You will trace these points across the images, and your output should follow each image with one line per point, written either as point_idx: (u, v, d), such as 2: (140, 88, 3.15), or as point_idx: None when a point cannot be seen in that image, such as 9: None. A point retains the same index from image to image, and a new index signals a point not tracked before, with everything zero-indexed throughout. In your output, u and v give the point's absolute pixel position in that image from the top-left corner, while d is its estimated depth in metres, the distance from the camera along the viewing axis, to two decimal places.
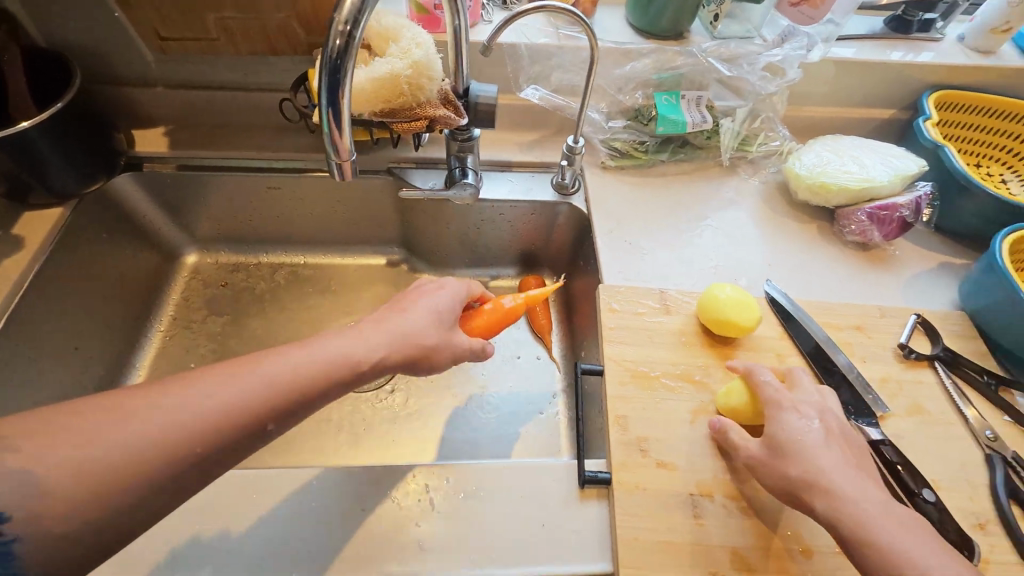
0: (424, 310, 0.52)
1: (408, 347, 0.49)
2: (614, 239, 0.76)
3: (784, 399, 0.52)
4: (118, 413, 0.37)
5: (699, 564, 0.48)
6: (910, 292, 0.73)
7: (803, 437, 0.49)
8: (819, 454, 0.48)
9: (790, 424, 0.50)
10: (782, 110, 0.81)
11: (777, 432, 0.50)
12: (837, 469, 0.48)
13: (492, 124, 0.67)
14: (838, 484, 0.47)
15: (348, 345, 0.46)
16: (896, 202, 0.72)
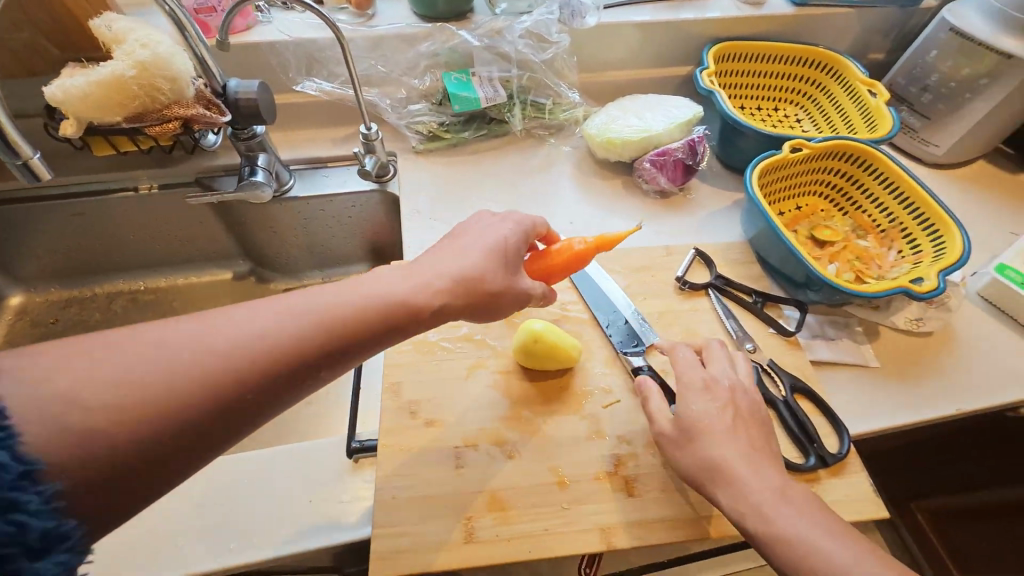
0: (488, 236, 0.49)
1: (474, 275, 0.46)
2: (420, 218, 0.77)
3: (695, 381, 0.50)
4: (97, 351, 0.32)
5: (454, 511, 0.49)
6: (703, 231, 0.78)
7: (712, 425, 0.47)
8: (702, 399, 0.48)
9: (698, 409, 0.48)
10: (573, 76, 0.85)
11: (691, 423, 0.47)
12: (719, 415, 0.47)
13: (262, 119, 0.65)
14: (722, 428, 0.46)
15: (392, 284, 0.42)
16: (671, 146, 0.77)
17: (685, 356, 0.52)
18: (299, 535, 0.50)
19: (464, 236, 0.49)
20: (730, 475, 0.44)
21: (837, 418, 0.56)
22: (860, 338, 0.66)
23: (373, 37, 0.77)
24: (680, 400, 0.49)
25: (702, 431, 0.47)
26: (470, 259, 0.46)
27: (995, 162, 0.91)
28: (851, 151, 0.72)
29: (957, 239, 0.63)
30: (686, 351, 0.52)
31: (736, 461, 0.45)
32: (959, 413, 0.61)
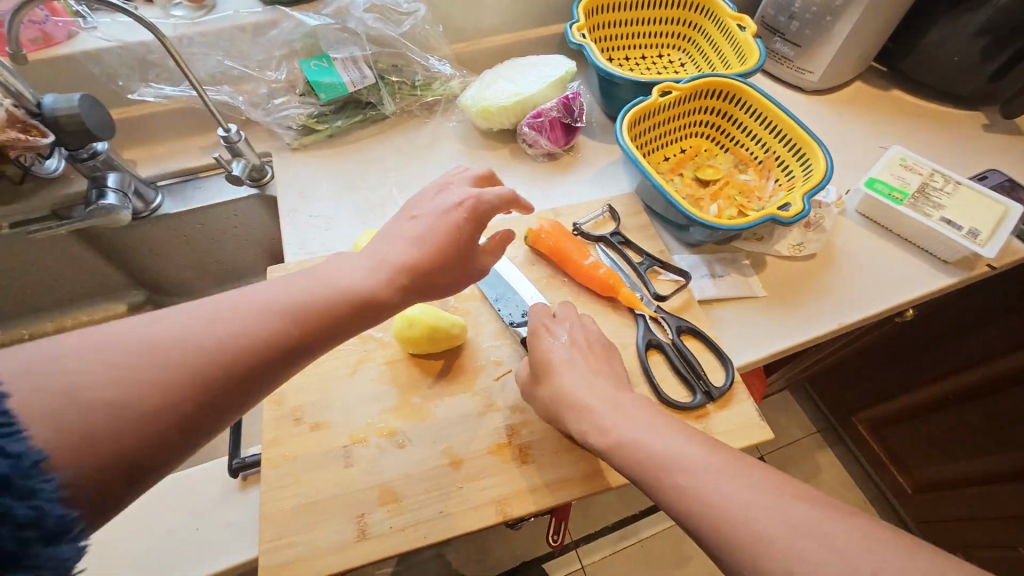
0: (356, 274, 0.44)
1: (348, 306, 0.43)
2: (299, 216, 0.74)
3: (546, 325, 0.54)
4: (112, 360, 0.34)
5: (344, 511, 0.48)
6: (594, 188, 0.77)
7: (562, 356, 0.51)
8: (553, 342, 0.52)
9: (551, 346, 0.52)
10: (442, 47, 0.81)
11: (542, 357, 0.51)
12: (568, 353, 0.51)
13: (98, 134, 0.61)
14: (568, 364, 0.50)
15: (257, 329, 0.39)
16: (545, 107, 0.75)
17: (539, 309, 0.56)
18: (185, 568, 0.48)
19: (331, 273, 0.44)
20: (576, 405, 0.48)
21: (722, 352, 0.57)
22: (746, 271, 0.67)
23: (208, 32, 0.71)
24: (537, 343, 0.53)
25: (551, 371, 0.50)
26: (336, 304, 0.42)
27: (870, 82, 0.94)
28: (720, 88, 0.72)
29: (821, 160, 0.64)
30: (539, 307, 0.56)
31: (582, 390, 0.48)
32: (839, 327, 0.64)
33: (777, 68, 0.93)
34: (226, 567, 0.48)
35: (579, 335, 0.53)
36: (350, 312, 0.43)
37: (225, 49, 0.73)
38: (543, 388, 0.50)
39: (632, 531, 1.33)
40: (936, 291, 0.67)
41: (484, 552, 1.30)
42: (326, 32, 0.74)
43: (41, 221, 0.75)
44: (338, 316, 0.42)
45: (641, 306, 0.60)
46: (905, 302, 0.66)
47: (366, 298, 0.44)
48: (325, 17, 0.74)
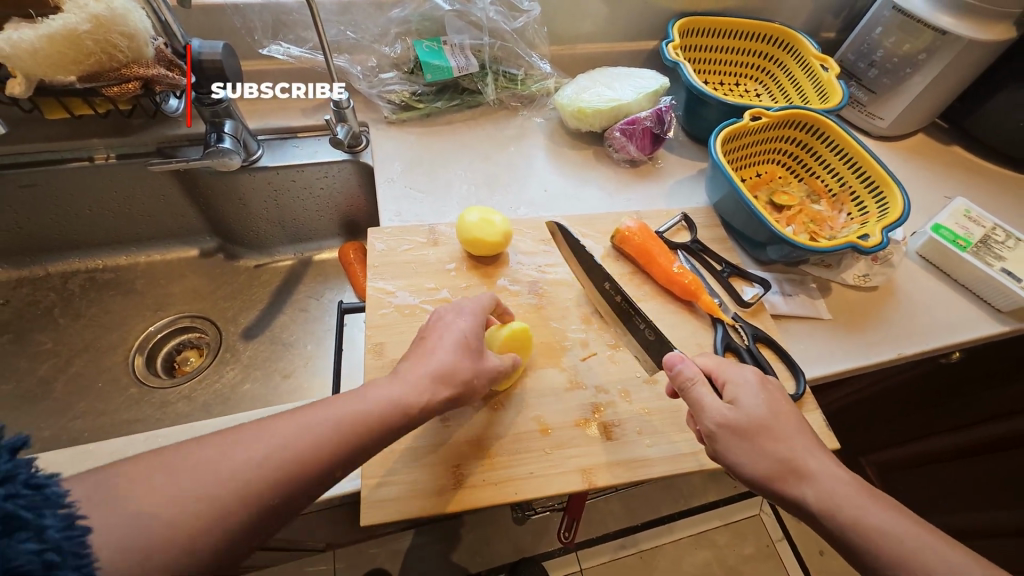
0: (449, 332, 0.50)
1: (453, 368, 0.48)
2: (394, 186, 0.77)
3: (737, 380, 0.51)
4: None
5: (441, 460, 0.51)
6: (673, 196, 0.81)
7: (767, 415, 0.48)
8: (759, 394, 0.49)
9: (753, 401, 0.49)
10: (542, 47, 0.86)
11: (749, 414, 0.48)
12: (775, 409, 0.49)
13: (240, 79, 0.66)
14: (781, 423, 0.48)
15: (390, 390, 0.45)
16: (639, 115, 0.79)
17: (729, 367, 0.52)
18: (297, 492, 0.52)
19: (431, 336, 0.50)
20: (802, 470, 0.45)
21: (796, 364, 0.60)
22: (814, 293, 0.71)
23: (343, 2, 0.77)
24: (737, 395, 0.49)
25: (767, 428, 0.47)
26: (439, 360, 0.48)
27: (931, 136, 0.99)
28: (805, 120, 0.77)
29: (898, 198, 0.68)
30: (724, 364, 0.52)
31: (804, 453, 0.46)
32: (899, 356, 0.67)
33: (848, 111, 0.98)
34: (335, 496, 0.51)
35: (773, 387, 0.51)
36: (452, 368, 0.48)
37: (348, 21, 0.79)
38: (750, 444, 0.47)
39: (634, 540, 1.32)
40: (989, 336, 0.70)
41: (484, 545, 1.28)
42: (450, 19, 0.79)
43: (144, 156, 0.78)
44: (447, 361, 0.48)
45: (720, 314, 0.63)
46: (960, 343, 0.69)
47: (462, 344, 0.49)
48: (449, 4, 0.78)
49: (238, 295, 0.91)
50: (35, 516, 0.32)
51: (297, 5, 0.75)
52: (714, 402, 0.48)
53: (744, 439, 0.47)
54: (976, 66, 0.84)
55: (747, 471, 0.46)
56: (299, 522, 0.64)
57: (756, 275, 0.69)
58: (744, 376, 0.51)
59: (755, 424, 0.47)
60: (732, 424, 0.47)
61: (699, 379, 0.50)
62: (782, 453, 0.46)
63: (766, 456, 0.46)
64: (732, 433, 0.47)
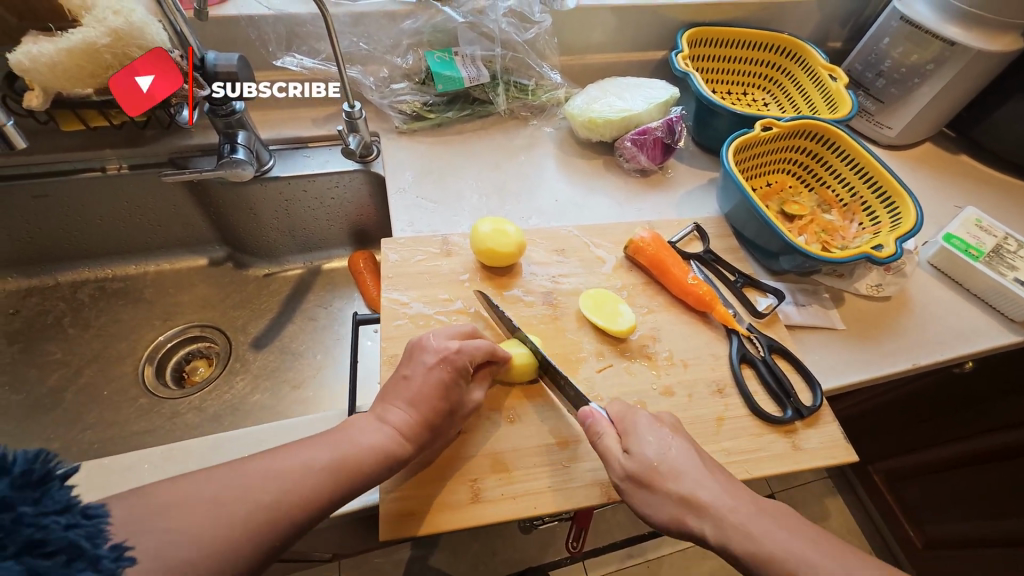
0: (428, 383, 0.49)
1: (429, 408, 0.48)
2: (406, 196, 0.77)
3: (634, 423, 0.49)
4: (194, 506, 0.37)
5: (460, 473, 0.50)
6: (684, 205, 0.81)
7: (663, 455, 0.46)
8: (652, 437, 0.48)
9: (647, 442, 0.47)
10: (552, 57, 0.87)
11: (645, 459, 0.46)
12: (671, 450, 0.47)
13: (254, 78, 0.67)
14: (678, 462, 0.46)
15: (368, 435, 0.46)
16: (650, 125, 0.80)
17: (628, 410, 0.51)
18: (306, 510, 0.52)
19: (412, 381, 0.49)
20: (701, 507, 0.43)
21: (812, 375, 0.60)
22: (827, 303, 0.71)
23: (357, 13, 0.77)
24: (630, 439, 0.48)
25: (663, 469, 0.45)
26: (414, 406, 0.48)
27: (939, 145, 1.00)
28: (815, 130, 0.77)
29: (910, 209, 0.68)
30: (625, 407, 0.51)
31: (699, 486, 0.44)
32: (914, 367, 0.66)
33: (856, 119, 0.99)
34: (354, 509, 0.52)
35: (668, 424, 0.49)
36: (428, 411, 0.48)
37: (361, 32, 0.79)
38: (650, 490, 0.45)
39: (641, 550, 1.31)
40: (1003, 346, 0.70)
41: (490, 555, 1.27)
42: (462, 30, 0.80)
43: (157, 167, 0.78)
44: (423, 416, 0.48)
45: (734, 325, 0.63)
46: (974, 352, 0.69)
47: (440, 403, 0.49)
48: (462, 15, 0.79)
49: (247, 305, 0.91)
50: (92, 546, 0.33)
51: (311, 17, 0.75)
52: (615, 454, 0.48)
53: (645, 490, 0.45)
54: (984, 76, 0.84)
55: (656, 521, 0.45)
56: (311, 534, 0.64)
57: (767, 283, 0.69)
58: (636, 419, 0.49)
59: (650, 471, 0.46)
60: (630, 473, 0.46)
61: (604, 429, 0.49)
62: (680, 494, 0.44)
63: (666, 501, 0.45)
64: (634, 484, 0.46)
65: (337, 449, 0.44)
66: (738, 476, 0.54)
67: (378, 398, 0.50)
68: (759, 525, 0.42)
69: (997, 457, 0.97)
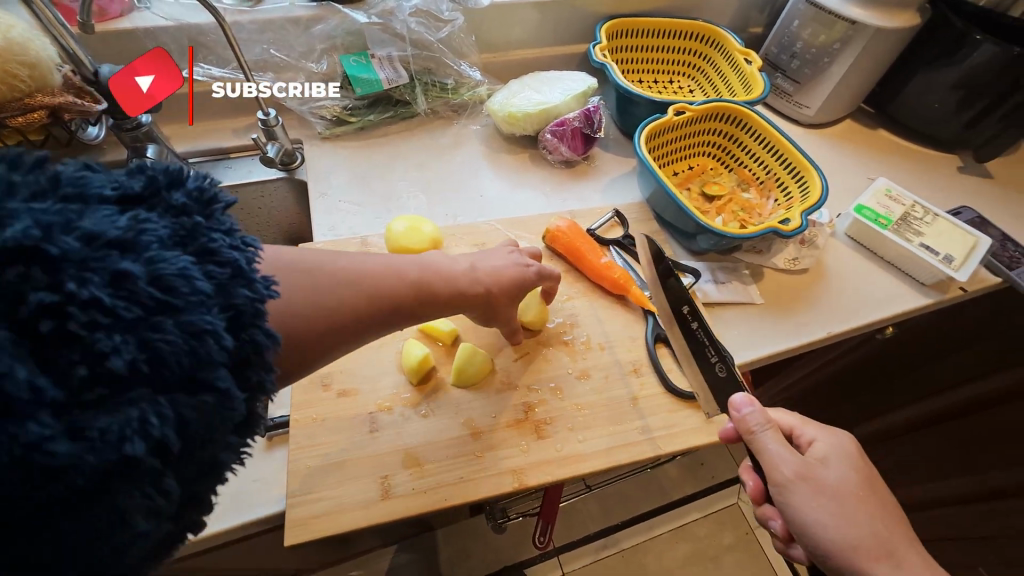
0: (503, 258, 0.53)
1: (511, 274, 0.52)
2: (330, 200, 0.77)
3: (816, 441, 0.50)
4: None
5: (369, 472, 0.50)
6: (608, 193, 0.82)
7: (853, 488, 0.46)
8: (818, 433, 0.50)
9: (840, 473, 0.47)
10: (472, 55, 0.87)
11: (828, 484, 0.46)
12: (864, 482, 0.47)
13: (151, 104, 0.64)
14: (860, 495, 0.46)
15: (452, 269, 0.49)
16: (569, 117, 0.81)
17: (805, 427, 0.51)
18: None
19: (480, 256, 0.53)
20: (894, 553, 0.44)
21: (725, 349, 0.61)
22: (746, 279, 0.72)
23: (261, 20, 0.76)
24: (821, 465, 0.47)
25: (856, 498, 0.46)
26: (500, 264, 0.52)
27: (858, 121, 1.03)
28: (727, 112, 0.79)
29: (817, 182, 0.71)
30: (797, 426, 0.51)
31: (892, 535, 0.45)
32: (829, 335, 0.68)
33: (777, 101, 1.02)
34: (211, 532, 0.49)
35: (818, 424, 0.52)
36: (515, 275, 0.53)
37: (272, 39, 0.78)
38: (837, 517, 0.44)
39: (614, 539, 1.32)
40: (916, 309, 0.72)
41: (463, 558, 1.26)
42: (373, 32, 0.80)
43: None
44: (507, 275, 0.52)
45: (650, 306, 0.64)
46: (888, 318, 0.71)
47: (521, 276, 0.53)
48: (372, 17, 0.79)
49: None
50: None
51: (212, 26, 0.75)
52: (784, 450, 0.47)
53: (816, 501, 0.45)
54: (888, 52, 0.88)
55: (823, 539, 0.44)
56: (241, 549, 0.62)
57: (684, 263, 0.71)
58: (830, 438, 0.50)
59: (844, 492, 0.46)
60: (815, 480, 0.46)
61: (768, 427, 0.48)
62: (869, 526, 0.44)
63: (849, 529, 0.44)
64: (808, 494, 0.45)
65: None
66: (652, 453, 0.55)
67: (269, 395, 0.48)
68: (896, 533, 0.45)
69: (948, 416, 0.99)
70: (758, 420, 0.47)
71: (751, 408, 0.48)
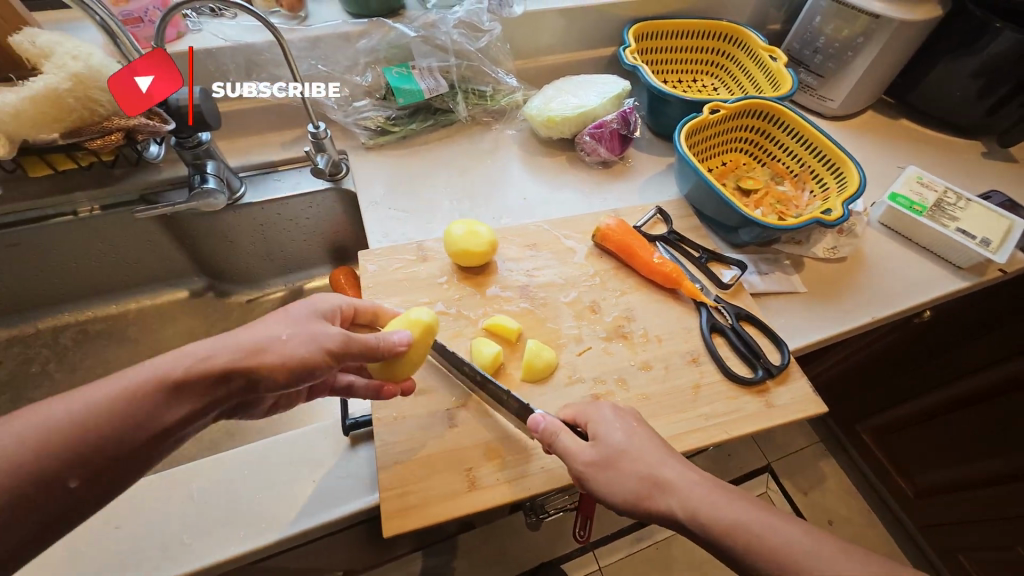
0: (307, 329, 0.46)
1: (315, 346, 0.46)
2: (380, 208, 0.79)
3: (598, 418, 0.50)
4: None
5: (453, 465, 0.52)
6: (646, 190, 0.85)
7: (629, 447, 0.47)
8: (619, 426, 0.49)
9: (613, 439, 0.48)
10: (507, 62, 0.90)
11: (612, 446, 0.48)
12: (632, 441, 0.48)
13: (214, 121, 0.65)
14: (640, 447, 0.47)
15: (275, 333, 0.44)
16: (606, 119, 0.83)
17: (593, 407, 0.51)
18: (267, 529, 0.51)
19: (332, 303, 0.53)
20: (663, 482, 0.45)
21: (778, 337, 0.64)
22: (788, 269, 0.75)
23: (311, 37, 0.79)
24: (597, 434, 0.49)
25: (626, 457, 0.47)
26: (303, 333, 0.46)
27: (880, 112, 1.05)
28: (760, 108, 0.82)
29: (854, 172, 0.73)
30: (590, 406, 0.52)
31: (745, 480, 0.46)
32: (874, 320, 0.71)
33: (800, 96, 1.04)
34: (309, 528, 0.51)
35: (630, 413, 0.51)
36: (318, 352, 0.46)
37: (319, 55, 0.81)
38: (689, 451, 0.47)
39: (648, 531, 1.34)
40: (955, 292, 0.74)
41: (502, 555, 1.28)
42: (414, 44, 0.83)
43: (129, 205, 0.79)
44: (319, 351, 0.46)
45: (702, 297, 0.66)
46: (928, 301, 0.73)
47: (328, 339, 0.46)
48: (415, 30, 0.82)
49: (234, 331, 0.92)
50: None
51: (267, 45, 0.77)
52: (579, 446, 0.48)
53: (648, 442, 0.48)
54: (911, 43, 0.90)
55: (611, 499, 0.46)
56: (319, 546, 0.65)
57: (729, 255, 0.73)
58: (601, 413, 0.50)
59: (617, 457, 0.47)
60: (592, 461, 0.47)
61: (562, 428, 0.49)
62: (640, 471, 0.46)
63: (631, 483, 0.46)
64: (594, 471, 0.47)
65: None
66: (717, 438, 0.57)
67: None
68: (710, 502, 0.44)
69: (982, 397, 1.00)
70: (553, 425, 0.49)
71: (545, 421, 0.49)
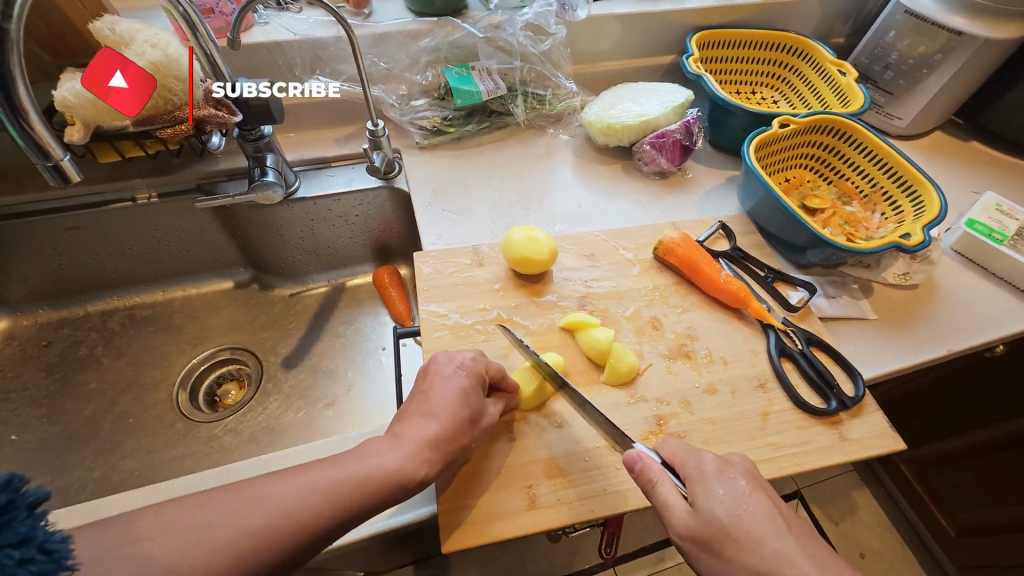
0: (446, 389, 0.49)
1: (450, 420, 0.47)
2: (433, 208, 0.78)
3: (701, 472, 0.45)
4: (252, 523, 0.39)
5: (511, 480, 0.51)
6: (704, 204, 0.82)
7: (739, 519, 0.42)
8: (723, 491, 0.43)
9: (720, 502, 0.43)
10: (566, 67, 0.88)
11: (715, 515, 0.42)
12: (746, 513, 0.42)
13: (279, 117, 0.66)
14: (754, 525, 0.41)
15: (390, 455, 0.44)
16: (669, 128, 0.81)
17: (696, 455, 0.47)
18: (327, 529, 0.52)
19: (432, 392, 0.49)
20: None
21: (851, 365, 0.60)
22: (856, 293, 0.72)
23: (378, 33, 0.79)
24: (699, 494, 0.44)
25: (738, 533, 0.41)
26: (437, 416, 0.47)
27: (948, 133, 1.01)
28: (831, 124, 0.78)
29: (933, 196, 0.69)
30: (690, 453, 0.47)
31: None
32: (949, 353, 0.67)
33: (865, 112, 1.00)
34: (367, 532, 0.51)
35: (743, 474, 0.45)
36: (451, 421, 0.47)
37: (382, 52, 0.81)
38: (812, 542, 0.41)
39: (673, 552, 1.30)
40: None
41: (520, 566, 1.25)
42: (476, 45, 0.82)
43: (186, 194, 0.80)
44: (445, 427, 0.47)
45: (770, 319, 0.63)
46: (1007, 336, 0.69)
47: (460, 409, 0.48)
48: (480, 30, 0.81)
49: (275, 325, 0.91)
50: None
51: (333, 40, 0.77)
52: (676, 506, 0.44)
53: (764, 522, 0.42)
54: (991, 63, 0.86)
55: None
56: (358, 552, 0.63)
57: (795, 277, 0.70)
58: (706, 469, 0.45)
59: (721, 533, 0.41)
60: (693, 532, 0.43)
61: (660, 479, 0.45)
62: (755, 561, 0.40)
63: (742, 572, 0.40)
64: (697, 545, 0.42)
65: (404, 457, 0.45)
66: (787, 469, 0.54)
67: (399, 416, 0.49)
68: None
69: None
70: (646, 475, 0.45)
71: (638, 463, 0.46)
